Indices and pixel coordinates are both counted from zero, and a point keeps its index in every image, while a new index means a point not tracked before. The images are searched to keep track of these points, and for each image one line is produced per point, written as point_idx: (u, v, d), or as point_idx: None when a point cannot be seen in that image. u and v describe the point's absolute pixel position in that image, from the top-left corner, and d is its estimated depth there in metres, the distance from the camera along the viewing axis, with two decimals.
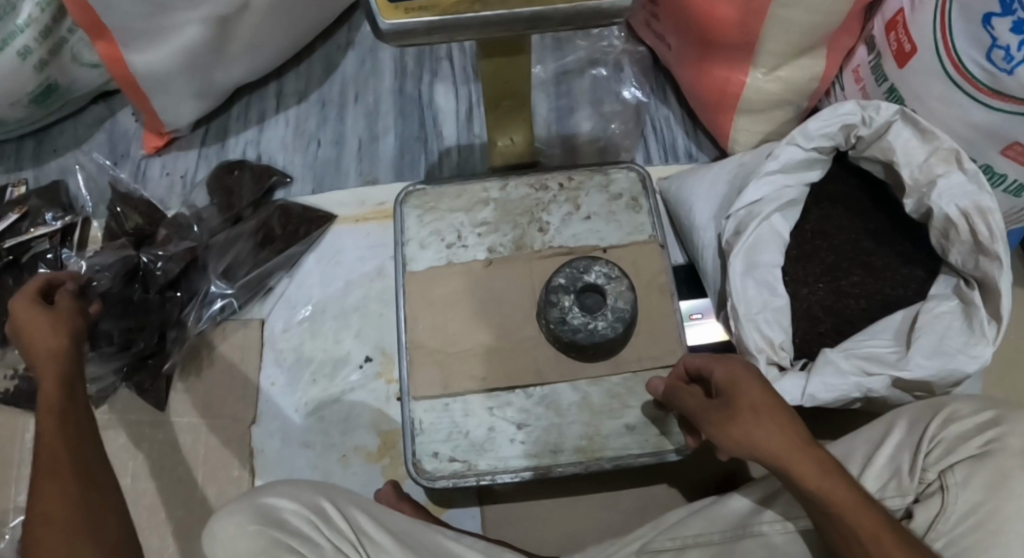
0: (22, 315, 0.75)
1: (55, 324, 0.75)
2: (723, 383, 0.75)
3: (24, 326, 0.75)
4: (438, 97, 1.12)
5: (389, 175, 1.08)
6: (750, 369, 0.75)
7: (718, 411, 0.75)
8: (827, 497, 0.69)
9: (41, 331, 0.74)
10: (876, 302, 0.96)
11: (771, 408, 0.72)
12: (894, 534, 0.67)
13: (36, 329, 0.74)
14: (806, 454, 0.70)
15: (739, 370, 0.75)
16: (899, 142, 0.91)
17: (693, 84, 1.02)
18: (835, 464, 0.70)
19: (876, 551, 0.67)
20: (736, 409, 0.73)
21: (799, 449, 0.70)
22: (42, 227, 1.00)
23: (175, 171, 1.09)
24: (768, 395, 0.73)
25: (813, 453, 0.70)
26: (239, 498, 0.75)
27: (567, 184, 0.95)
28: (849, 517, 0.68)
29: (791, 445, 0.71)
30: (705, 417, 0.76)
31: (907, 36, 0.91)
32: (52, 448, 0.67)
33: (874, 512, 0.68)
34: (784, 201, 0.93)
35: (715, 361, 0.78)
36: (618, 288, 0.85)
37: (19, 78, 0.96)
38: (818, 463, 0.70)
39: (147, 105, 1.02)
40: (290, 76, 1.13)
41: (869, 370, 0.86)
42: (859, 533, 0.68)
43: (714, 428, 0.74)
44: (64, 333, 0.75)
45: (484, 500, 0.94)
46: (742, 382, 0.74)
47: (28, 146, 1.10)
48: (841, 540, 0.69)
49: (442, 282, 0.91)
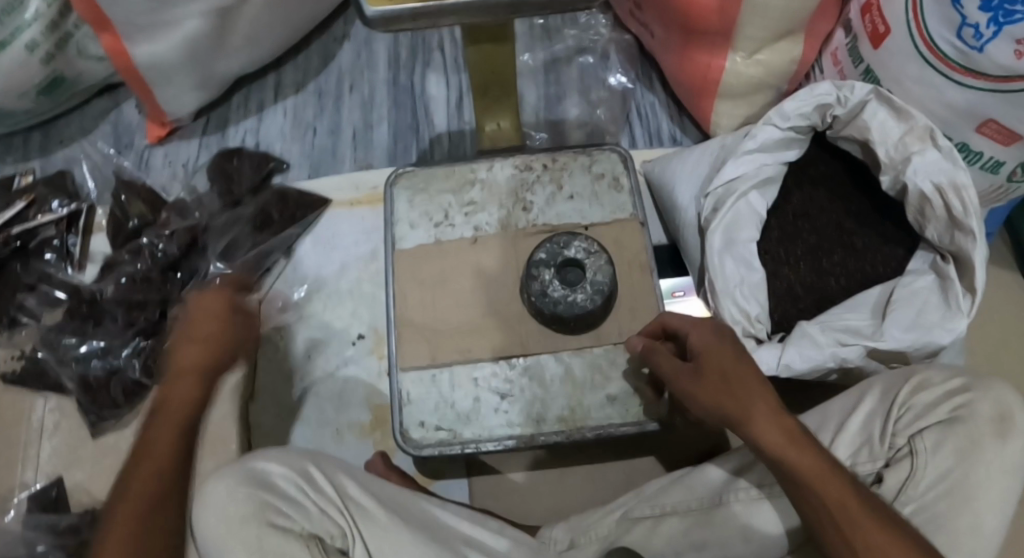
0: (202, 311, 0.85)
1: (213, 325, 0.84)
2: (696, 352, 0.78)
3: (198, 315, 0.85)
4: (430, 85, 1.15)
5: (383, 160, 1.11)
6: (725, 338, 0.78)
7: (692, 378, 0.77)
8: (797, 465, 0.70)
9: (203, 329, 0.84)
10: (857, 280, 0.97)
11: (742, 377, 0.75)
12: (861, 502, 0.68)
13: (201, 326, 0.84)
14: (775, 423, 0.72)
15: (712, 339, 0.78)
16: (875, 121, 0.93)
17: (676, 68, 1.05)
18: (804, 436, 0.72)
19: (842, 519, 0.68)
20: (708, 376, 0.76)
21: (771, 416, 0.72)
22: (48, 214, 1.05)
23: (177, 160, 1.13)
24: (742, 365, 0.75)
25: (784, 423, 0.72)
26: (231, 464, 0.77)
27: (551, 165, 0.98)
28: (816, 486, 0.69)
29: (763, 413, 0.73)
30: (680, 384, 0.78)
31: (881, 18, 0.93)
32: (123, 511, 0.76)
33: (842, 482, 0.69)
34: (763, 179, 0.95)
35: (691, 329, 0.79)
36: (598, 262, 0.88)
37: (27, 71, 1.00)
38: (790, 432, 0.72)
39: (150, 96, 1.06)
40: (288, 67, 1.17)
41: (844, 341, 0.88)
42: (827, 502, 0.69)
43: (687, 392, 0.78)
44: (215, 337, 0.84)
45: (471, 471, 0.97)
46: (715, 351, 0.77)
47: (35, 138, 1.15)
48: (807, 509, 0.70)
49: (432, 259, 0.94)
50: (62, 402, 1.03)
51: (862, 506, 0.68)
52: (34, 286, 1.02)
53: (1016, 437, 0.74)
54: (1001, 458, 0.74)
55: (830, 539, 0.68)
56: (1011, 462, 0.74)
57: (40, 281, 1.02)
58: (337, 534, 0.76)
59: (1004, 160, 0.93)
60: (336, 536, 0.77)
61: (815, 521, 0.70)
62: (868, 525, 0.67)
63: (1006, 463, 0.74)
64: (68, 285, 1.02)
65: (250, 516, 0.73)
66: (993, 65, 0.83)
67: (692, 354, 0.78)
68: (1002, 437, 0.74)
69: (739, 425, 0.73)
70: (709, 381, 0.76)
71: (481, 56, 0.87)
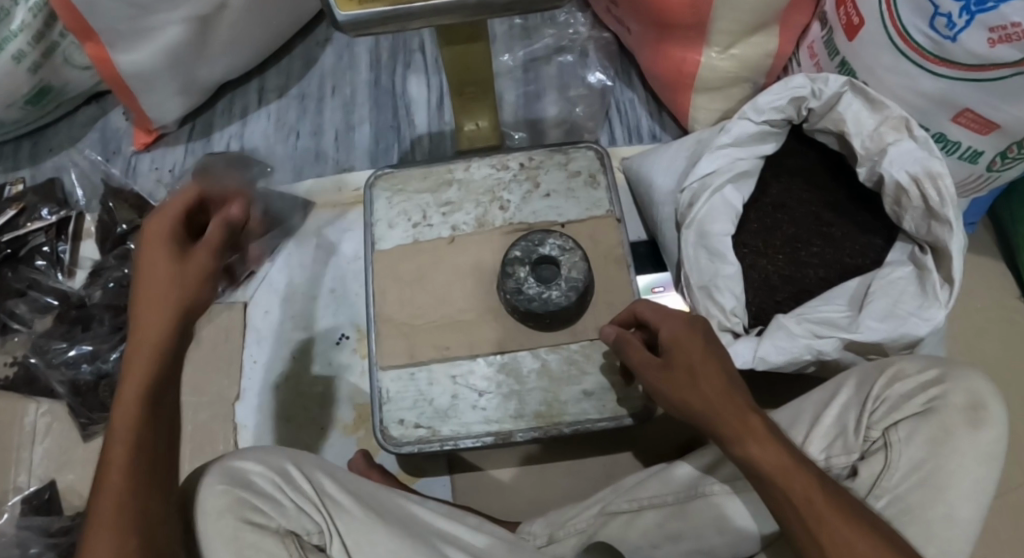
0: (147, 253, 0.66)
1: (170, 268, 0.65)
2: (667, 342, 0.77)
3: (144, 262, 0.65)
4: (411, 87, 1.13)
5: (364, 162, 1.10)
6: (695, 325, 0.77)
7: (661, 369, 0.78)
8: (761, 456, 0.69)
9: (155, 273, 0.64)
10: (835, 271, 0.97)
11: (710, 367, 0.74)
12: (828, 496, 0.66)
13: (151, 271, 0.65)
14: (740, 413, 0.71)
15: (680, 329, 0.77)
16: (850, 112, 0.93)
17: (652, 65, 1.04)
18: (770, 430, 0.70)
19: (808, 516, 0.66)
20: (676, 369, 0.76)
21: (736, 406, 0.72)
22: (37, 222, 1.07)
23: (163, 165, 1.13)
24: (708, 356, 0.75)
25: (749, 412, 0.71)
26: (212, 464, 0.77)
27: (528, 163, 0.97)
28: (781, 481, 0.67)
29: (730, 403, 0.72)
30: (652, 374, 0.78)
31: (855, 9, 0.93)
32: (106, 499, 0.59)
33: (810, 473, 0.67)
34: (738, 172, 0.94)
35: (662, 319, 0.79)
36: (573, 259, 0.88)
37: (15, 80, 1.02)
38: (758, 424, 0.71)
39: (136, 104, 1.08)
40: (271, 73, 1.16)
41: (819, 332, 0.88)
42: (792, 496, 0.67)
43: (657, 384, 0.78)
44: (173, 283, 0.64)
45: (454, 468, 0.98)
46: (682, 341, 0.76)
47: (25, 147, 1.16)
48: (775, 506, 0.68)
49: (410, 258, 0.95)
50: (53, 407, 1.05)
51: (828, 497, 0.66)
52: (24, 291, 1.05)
53: (989, 426, 0.74)
54: (974, 447, 0.74)
55: (798, 536, 0.66)
56: (984, 450, 0.74)
57: (30, 288, 1.05)
58: (313, 531, 0.76)
59: (982, 149, 0.92)
60: (313, 533, 0.76)
61: (782, 519, 0.68)
62: (835, 519, 0.65)
63: (979, 453, 0.73)
64: (58, 291, 1.05)
65: (227, 512, 0.73)
66: (967, 54, 0.83)
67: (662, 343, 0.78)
68: (974, 426, 0.74)
69: (706, 415, 0.73)
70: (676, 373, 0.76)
71: (455, 56, 0.89)
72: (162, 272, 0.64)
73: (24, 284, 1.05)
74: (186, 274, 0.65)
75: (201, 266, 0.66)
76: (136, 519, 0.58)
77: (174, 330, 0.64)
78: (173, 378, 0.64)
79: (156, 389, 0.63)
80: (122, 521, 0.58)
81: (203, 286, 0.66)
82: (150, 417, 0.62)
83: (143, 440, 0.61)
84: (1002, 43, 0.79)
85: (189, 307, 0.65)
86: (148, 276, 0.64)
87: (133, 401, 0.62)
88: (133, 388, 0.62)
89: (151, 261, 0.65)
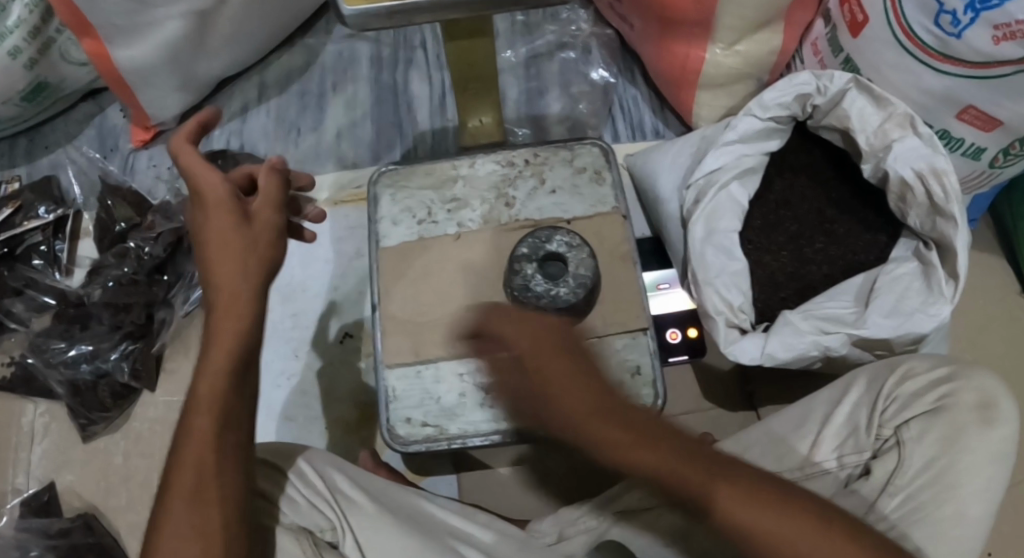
0: (214, 231, 0.68)
1: (244, 238, 0.68)
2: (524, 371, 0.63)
3: (213, 239, 0.68)
4: (413, 83, 1.12)
5: (367, 155, 1.09)
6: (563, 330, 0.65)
7: (571, 422, 0.61)
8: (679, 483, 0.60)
9: (229, 252, 0.67)
10: (839, 268, 0.97)
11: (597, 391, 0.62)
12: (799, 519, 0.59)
13: (225, 249, 0.67)
14: (648, 438, 0.61)
15: (528, 344, 0.63)
16: (855, 110, 0.93)
17: (656, 62, 1.04)
18: (699, 463, 0.60)
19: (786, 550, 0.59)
20: (585, 422, 0.61)
21: (643, 431, 0.62)
22: (35, 220, 1.06)
23: (162, 162, 1.12)
24: (605, 393, 0.62)
25: (653, 429, 0.62)
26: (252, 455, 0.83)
27: (533, 159, 0.97)
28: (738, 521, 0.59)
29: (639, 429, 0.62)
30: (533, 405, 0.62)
31: (859, 7, 0.93)
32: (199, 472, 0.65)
33: (738, 484, 0.60)
34: (744, 169, 0.94)
35: (540, 359, 0.62)
36: (580, 256, 0.88)
37: (11, 76, 1.00)
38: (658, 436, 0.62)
39: (134, 99, 1.07)
40: (271, 68, 1.15)
41: (827, 329, 0.88)
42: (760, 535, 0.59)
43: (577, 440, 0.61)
44: (253, 254, 0.68)
45: (460, 467, 0.98)
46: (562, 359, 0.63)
47: (21, 143, 1.14)
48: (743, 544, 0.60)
49: (415, 256, 0.94)
50: (52, 406, 1.04)
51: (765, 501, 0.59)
52: (21, 290, 1.03)
53: (1001, 424, 0.75)
54: (987, 445, 0.74)
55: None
56: (995, 449, 0.74)
57: (28, 286, 1.03)
58: (325, 527, 0.79)
59: (985, 146, 0.93)
60: (326, 528, 0.79)
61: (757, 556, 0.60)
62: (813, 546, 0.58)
63: (990, 452, 0.74)
64: (56, 290, 1.03)
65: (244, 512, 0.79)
66: (971, 51, 0.83)
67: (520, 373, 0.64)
68: (985, 425, 0.75)
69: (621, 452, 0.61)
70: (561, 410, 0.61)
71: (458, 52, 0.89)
72: (238, 243, 0.68)
73: (21, 283, 1.03)
74: (259, 238, 0.69)
75: (271, 227, 0.70)
76: (220, 494, 0.65)
77: (259, 299, 0.68)
78: (254, 350, 0.69)
79: (239, 364, 0.68)
80: (212, 482, 0.65)
81: (277, 241, 0.70)
82: (235, 388, 0.67)
83: (229, 412, 0.67)
84: (1006, 40, 0.79)
85: (267, 268, 0.69)
86: (221, 248, 0.67)
87: (218, 375, 0.66)
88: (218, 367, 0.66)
89: (221, 234, 0.68)
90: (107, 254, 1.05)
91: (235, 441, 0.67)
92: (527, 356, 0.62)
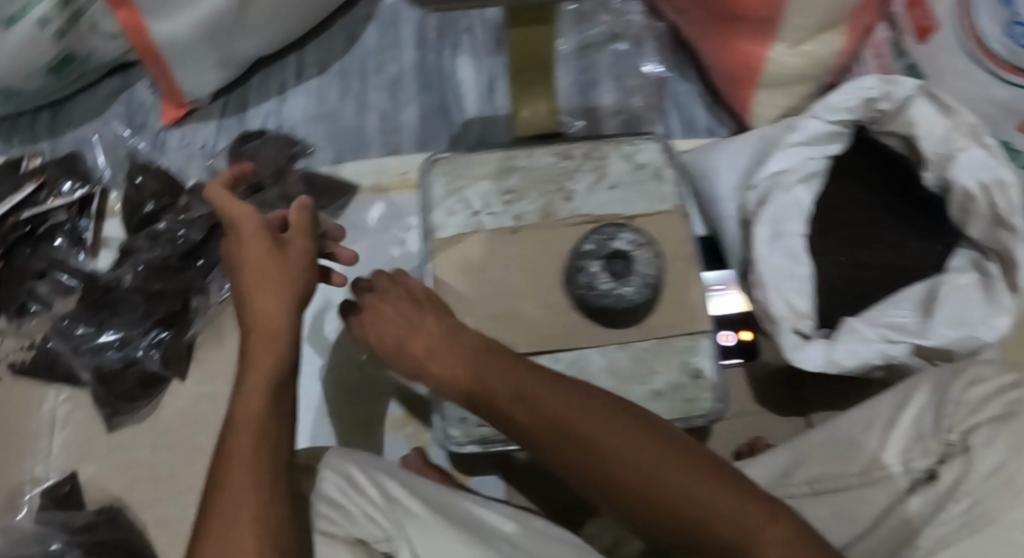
0: (254, 258, 0.77)
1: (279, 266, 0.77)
2: (430, 352, 0.75)
3: (251, 266, 0.77)
4: (460, 68, 1.09)
5: (413, 144, 1.06)
6: (407, 305, 0.78)
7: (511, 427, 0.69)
8: (618, 468, 0.64)
9: (267, 284, 0.76)
10: (894, 276, 0.95)
11: (514, 375, 0.70)
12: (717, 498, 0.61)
13: (263, 279, 0.76)
14: (577, 414, 0.66)
15: (405, 323, 0.77)
16: (920, 117, 0.91)
17: (715, 58, 1.02)
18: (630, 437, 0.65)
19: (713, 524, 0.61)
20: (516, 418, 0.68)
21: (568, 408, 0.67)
22: (59, 198, 1.00)
23: (194, 141, 1.08)
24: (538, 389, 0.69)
25: (584, 406, 0.67)
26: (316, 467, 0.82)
27: (592, 153, 0.94)
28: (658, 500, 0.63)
29: (569, 412, 0.66)
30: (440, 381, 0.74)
31: (927, 13, 0.92)
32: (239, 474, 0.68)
33: (663, 454, 0.64)
34: (808, 172, 0.92)
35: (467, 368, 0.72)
36: (645, 255, 0.85)
37: (39, 48, 0.94)
38: (592, 414, 0.66)
39: (167, 74, 1.02)
40: (310, 48, 1.11)
41: (892, 337, 0.87)
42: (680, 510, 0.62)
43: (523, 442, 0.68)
44: (287, 282, 0.77)
45: (506, 468, 0.95)
46: (396, 333, 0.76)
47: (43, 119, 1.08)
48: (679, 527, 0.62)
49: (471, 248, 0.91)
50: (74, 393, 0.99)
51: (694, 486, 0.62)
52: (45, 271, 0.99)
53: None
54: None
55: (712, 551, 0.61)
56: None
57: (52, 267, 0.99)
58: (380, 538, 0.74)
59: None
60: (381, 539, 0.74)
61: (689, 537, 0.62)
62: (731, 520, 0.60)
63: None
64: (82, 273, 0.99)
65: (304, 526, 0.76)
66: None
67: (411, 351, 0.75)
68: None
69: (536, 429, 0.67)
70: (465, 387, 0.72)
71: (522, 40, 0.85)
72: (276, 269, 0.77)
73: (45, 263, 0.98)
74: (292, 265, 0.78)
75: (302, 252, 0.80)
76: (258, 491, 0.68)
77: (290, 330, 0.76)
78: (288, 374, 0.75)
79: (276, 384, 0.74)
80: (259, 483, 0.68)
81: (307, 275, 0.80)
82: (273, 408, 0.72)
83: (268, 430, 0.71)
84: None
85: (298, 292, 0.78)
86: (258, 269, 0.77)
87: (261, 386, 0.73)
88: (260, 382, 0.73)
89: (258, 260, 0.77)
90: (139, 235, 1.00)
91: (268, 452, 0.70)
92: (462, 371, 0.72)
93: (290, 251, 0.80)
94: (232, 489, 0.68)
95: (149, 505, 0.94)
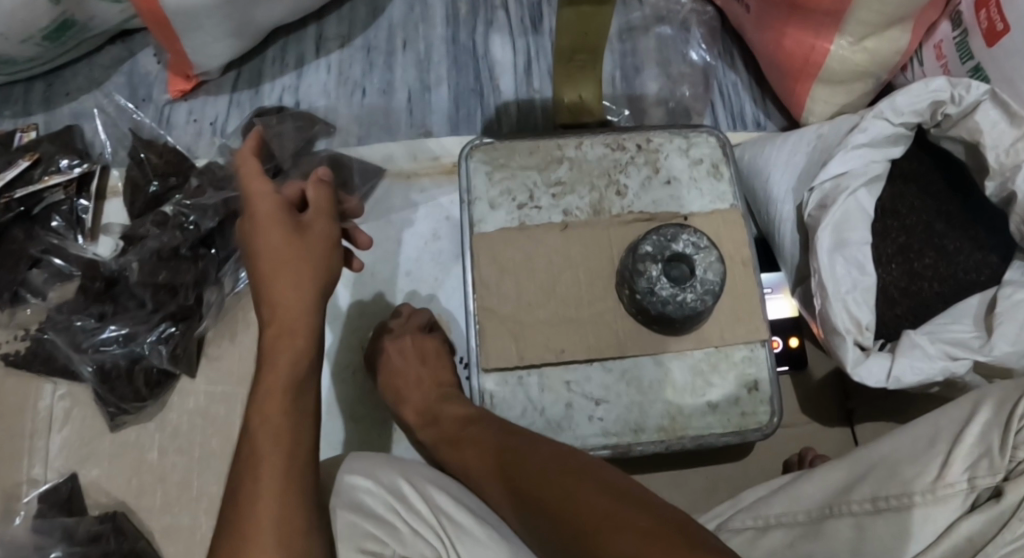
0: (265, 239, 0.68)
1: (297, 249, 0.68)
2: (422, 409, 0.81)
3: (262, 249, 0.68)
4: (495, 48, 1.03)
5: (443, 128, 1.00)
6: (409, 352, 0.84)
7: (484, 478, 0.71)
8: (549, 498, 0.63)
9: (285, 270, 0.67)
10: (950, 286, 0.91)
11: (494, 430, 0.73)
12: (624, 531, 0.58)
13: (281, 264, 0.67)
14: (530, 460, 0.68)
15: (405, 370, 0.83)
16: (988, 124, 0.86)
17: (771, 50, 0.96)
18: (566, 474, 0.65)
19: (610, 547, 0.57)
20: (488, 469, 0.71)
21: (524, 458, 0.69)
22: (56, 175, 0.90)
23: (203, 117, 0.99)
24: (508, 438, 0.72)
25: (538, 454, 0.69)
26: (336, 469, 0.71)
27: (646, 145, 0.89)
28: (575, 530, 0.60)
29: (533, 462, 0.68)
30: (432, 439, 0.78)
31: (999, 15, 0.84)
32: (258, 468, 0.62)
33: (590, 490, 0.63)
34: (871, 176, 0.88)
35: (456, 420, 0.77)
36: (709, 259, 0.79)
37: (34, 12, 0.84)
38: (553, 465, 0.66)
39: (175, 45, 0.91)
40: (331, 20, 1.03)
41: (954, 354, 0.82)
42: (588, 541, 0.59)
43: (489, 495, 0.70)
44: (310, 270, 0.67)
45: None
46: (396, 387, 0.83)
47: (38, 89, 0.99)
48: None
49: (516, 244, 0.84)
50: (73, 389, 0.90)
51: (630, 532, 0.57)
52: (39, 258, 0.90)
53: None
54: None
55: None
56: None
57: (48, 253, 0.90)
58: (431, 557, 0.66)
59: None
60: None
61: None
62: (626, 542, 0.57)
63: None
64: (82, 260, 0.90)
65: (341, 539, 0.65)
66: None
67: (408, 409, 0.82)
68: None
69: (499, 483, 0.69)
70: (446, 445, 0.77)
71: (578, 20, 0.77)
72: (293, 252, 0.67)
73: (39, 249, 0.90)
74: (313, 247, 0.69)
75: (323, 236, 0.70)
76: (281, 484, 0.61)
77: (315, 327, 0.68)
78: (309, 370, 0.67)
79: (296, 383, 0.66)
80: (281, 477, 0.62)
81: (332, 260, 0.70)
82: (295, 408, 0.65)
83: (287, 436, 0.63)
84: None
85: (323, 284, 0.68)
86: (276, 255, 0.67)
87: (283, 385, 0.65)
88: (282, 375, 0.65)
89: (268, 241, 0.68)
90: (145, 217, 0.91)
91: (292, 449, 0.63)
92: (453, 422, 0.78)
93: (312, 233, 0.70)
94: (259, 483, 0.61)
95: (161, 510, 0.87)
